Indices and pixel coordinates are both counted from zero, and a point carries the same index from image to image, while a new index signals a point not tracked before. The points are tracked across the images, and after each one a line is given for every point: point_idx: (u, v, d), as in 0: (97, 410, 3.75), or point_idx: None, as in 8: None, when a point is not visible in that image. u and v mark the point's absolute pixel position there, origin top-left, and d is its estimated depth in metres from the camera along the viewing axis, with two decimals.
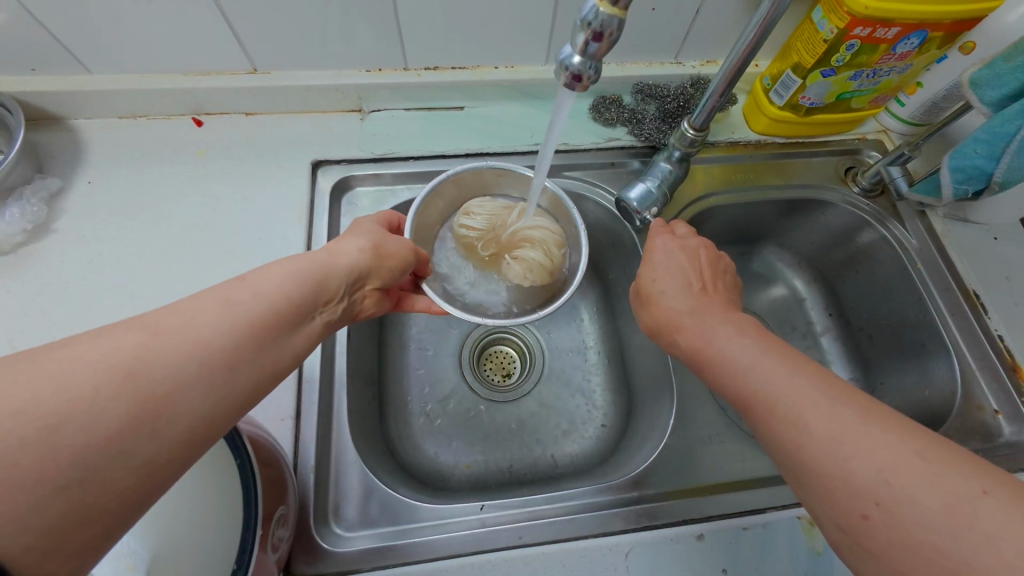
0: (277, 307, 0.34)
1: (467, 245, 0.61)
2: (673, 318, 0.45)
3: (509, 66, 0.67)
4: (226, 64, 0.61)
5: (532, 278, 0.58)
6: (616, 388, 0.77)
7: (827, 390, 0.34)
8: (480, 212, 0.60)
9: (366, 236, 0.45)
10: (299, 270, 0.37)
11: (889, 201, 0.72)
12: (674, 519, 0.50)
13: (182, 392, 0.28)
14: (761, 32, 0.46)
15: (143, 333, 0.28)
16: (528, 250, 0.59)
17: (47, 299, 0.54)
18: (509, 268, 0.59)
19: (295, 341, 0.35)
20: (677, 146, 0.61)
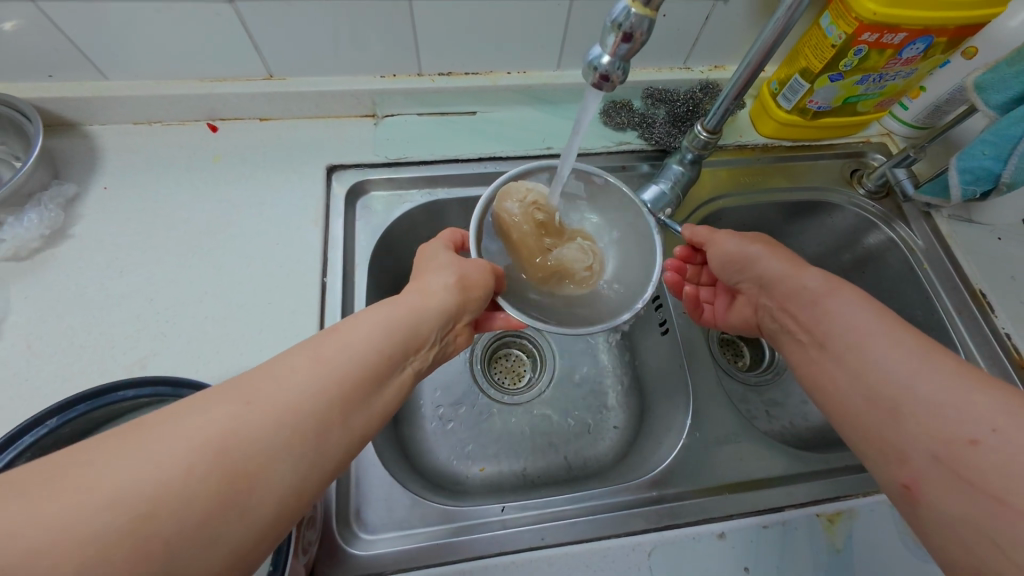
0: (377, 355, 0.35)
1: (510, 228, 0.57)
2: (804, 293, 0.47)
3: (522, 72, 0.67)
4: (242, 71, 0.62)
5: (593, 274, 0.60)
6: (628, 391, 0.77)
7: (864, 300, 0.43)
8: (533, 200, 0.57)
9: (450, 270, 0.46)
10: (390, 319, 0.38)
11: (894, 202, 0.74)
12: (695, 517, 0.51)
13: (277, 462, 0.28)
14: (777, 37, 0.47)
15: (237, 403, 0.29)
16: (565, 247, 0.60)
17: (65, 305, 0.54)
18: (568, 254, 0.59)
19: (383, 397, 0.35)
20: (690, 148, 0.60)
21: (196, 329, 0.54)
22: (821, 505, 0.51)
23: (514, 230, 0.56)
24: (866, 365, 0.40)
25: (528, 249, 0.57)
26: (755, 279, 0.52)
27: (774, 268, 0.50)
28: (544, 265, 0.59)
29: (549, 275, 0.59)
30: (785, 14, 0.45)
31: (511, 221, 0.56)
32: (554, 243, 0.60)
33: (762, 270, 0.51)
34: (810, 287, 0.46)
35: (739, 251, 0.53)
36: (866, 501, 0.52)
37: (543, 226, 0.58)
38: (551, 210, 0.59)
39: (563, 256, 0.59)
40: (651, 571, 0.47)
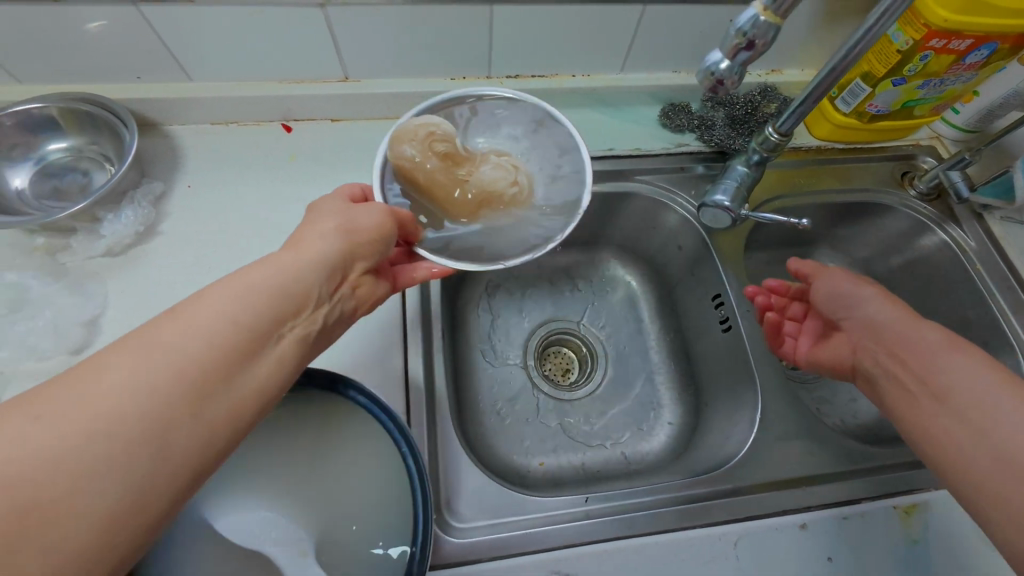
0: (240, 330, 0.32)
1: (418, 174, 0.52)
2: (915, 343, 0.47)
3: (587, 75, 0.71)
4: (320, 73, 0.63)
5: (522, 187, 0.57)
6: (682, 388, 0.78)
7: (985, 363, 0.43)
8: (420, 137, 0.53)
9: (334, 217, 0.42)
10: (259, 283, 0.34)
11: (945, 204, 0.75)
12: (776, 510, 0.52)
13: (97, 477, 0.25)
14: (864, 46, 0.48)
15: (29, 415, 0.25)
16: (476, 169, 0.56)
17: (158, 300, 0.55)
18: (490, 175, 0.56)
19: (258, 372, 0.32)
20: (758, 150, 0.62)
21: None
22: (897, 497, 0.53)
23: (418, 173, 0.52)
24: (993, 429, 0.40)
25: (440, 188, 0.53)
26: (856, 321, 0.52)
27: (886, 312, 0.50)
28: (464, 197, 0.55)
29: (484, 210, 0.56)
30: (874, 21, 0.46)
31: (414, 167, 0.52)
32: (468, 172, 0.56)
33: (868, 313, 0.51)
34: (929, 332, 0.47)
35: (847, 298, 0.53)
36: (940, 494, 0.53)
37: (448, 156, 0.54)
38: (450, 139, 0.55)
39: (482, 182, 0.55)
40: (738, 559, 0.49)
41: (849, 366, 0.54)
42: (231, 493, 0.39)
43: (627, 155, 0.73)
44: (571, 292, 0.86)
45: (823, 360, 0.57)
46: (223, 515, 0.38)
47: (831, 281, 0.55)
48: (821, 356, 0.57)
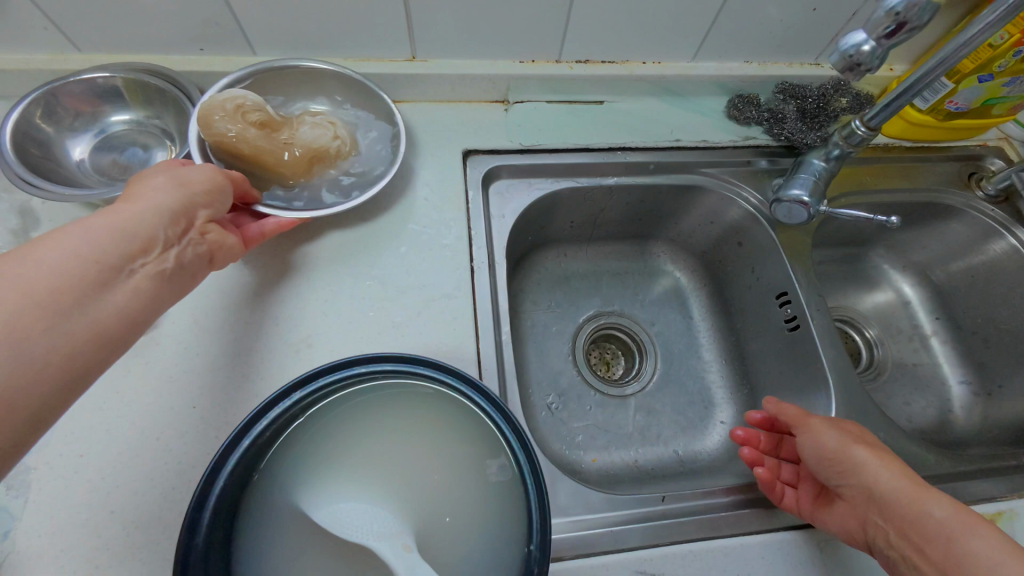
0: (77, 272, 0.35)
1: (241, 146, 0.51)
2: (928, 521, 0.39)
3: (657, 62, 0.69)
4: (388, 51, 0.61)
5: (345, 140, 0.57)
6: (737, 386, 0.76)
7: (998, 537, 0.37)
8: (231, 108, 0.51)
9: (165, 173, 0.43)
10: (96, 228, 0.37)
11: (1014, 207, 0.74)
12: None
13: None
14: (985, 34, 0.46)
15: None
16: (303, 131, 0.55)
17: (223, 282, 0.53)
18: (310, 134, 0.55)
19: (104, 301, 0.35)
20: (839, 144, 0.61)
21: (351, 309, 0.53)
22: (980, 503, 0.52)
23: (240, 144, 0.50)
24: None
25: (273, 154, 0.52)
26: (850, 483, 0.44)
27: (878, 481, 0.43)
28: (295, 159, 0.54)
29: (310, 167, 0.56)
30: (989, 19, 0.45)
31: (229, 139, 0.50)
32: (290, 134, 0.54)
33: (858, 474, 0.44)
34: (920, 498, 0.41)
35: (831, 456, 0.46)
36: None
37: (264, 125, 0.52)
38: (262, 108, 0.53)
39: (306, 139, 0.55)
40: (826, 563, 0.48)
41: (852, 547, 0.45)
42: (332, 484, 0.37)
43: (692, 146, 0.70)
44: (621, 287, 0.84)
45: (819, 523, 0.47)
46: (321, 508, 0.36)
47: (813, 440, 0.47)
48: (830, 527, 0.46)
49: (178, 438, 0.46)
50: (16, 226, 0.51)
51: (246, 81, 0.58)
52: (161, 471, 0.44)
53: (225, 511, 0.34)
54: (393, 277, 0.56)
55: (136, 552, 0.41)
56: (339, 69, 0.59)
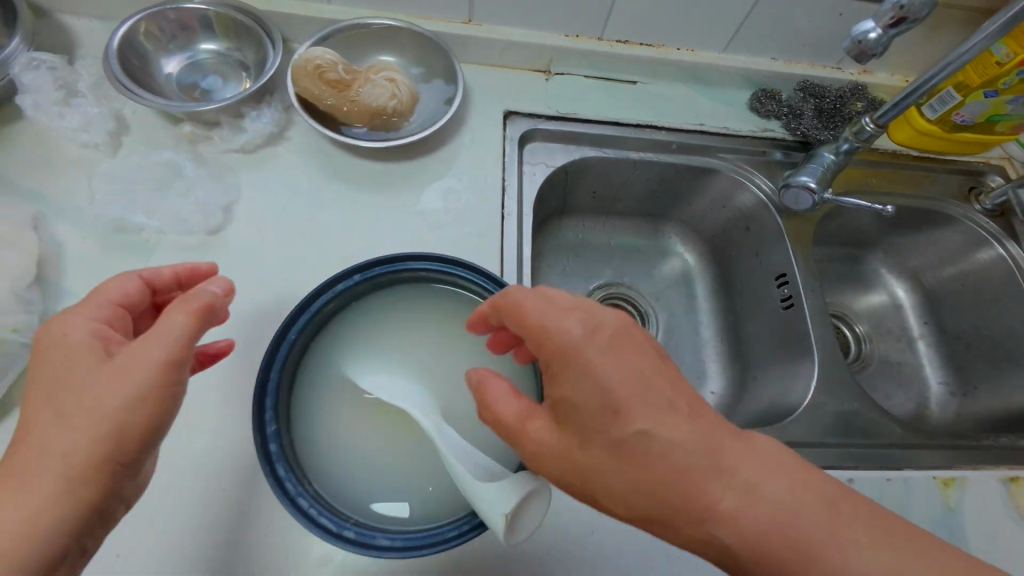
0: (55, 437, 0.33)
1: (315, 104, 0.60)
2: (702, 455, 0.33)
3: (691, 49, 0.74)
4: (447, 12, 0.67)
5: (402, 100, 0.61)
6: (728, 362, 0.81)
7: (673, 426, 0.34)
8: (309, 69, 0.58)
9: (166, 312, 0.35)
10: (125, 395, 0.34)
11: (1007, 221, 0.79)
12: (825, 463, 0.57)
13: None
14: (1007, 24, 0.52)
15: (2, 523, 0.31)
16: (366, 87, 0.60)
17: (283, 199, 0.59)
18: (371, 94, 0.60)
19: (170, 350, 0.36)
20: (849, 138, 0.66)
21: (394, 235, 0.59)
22: (937, 470, 0.58)
23: (315, 103, 0.59)
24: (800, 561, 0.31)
25: (339, 110, 0.60)
26: (673, 453, 0.33)
27: (705, 452, 0.33)
28: (358, 113, 0.61)
29: (370, 119, 0.62)
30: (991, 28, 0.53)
31: (309, 97, 0.59)
32: (356, 89, 0.60)
33: (669, 436, 0.34)
34: (754, 464, 0.33)
35: (577, 394, 0.35)
36: (975, 473, 0.58)
37: (338, 83, 0.59)
38: (337, 66, 0.59)
39: (366, 97, 0.60)
40: None
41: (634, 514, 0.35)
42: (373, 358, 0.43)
43: (714, 132, 0.76)
44: (631, 261, 0.89)
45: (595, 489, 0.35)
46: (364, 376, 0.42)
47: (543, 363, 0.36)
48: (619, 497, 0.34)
49: (240, 325, 0.53)
50: (112, 128, 0.57)
51: (327, 33, 0.64)
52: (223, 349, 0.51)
53: (288, 366, 0.40)
54: (432, 215, 0.62)
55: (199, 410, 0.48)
56: (409, 26, 0.65)
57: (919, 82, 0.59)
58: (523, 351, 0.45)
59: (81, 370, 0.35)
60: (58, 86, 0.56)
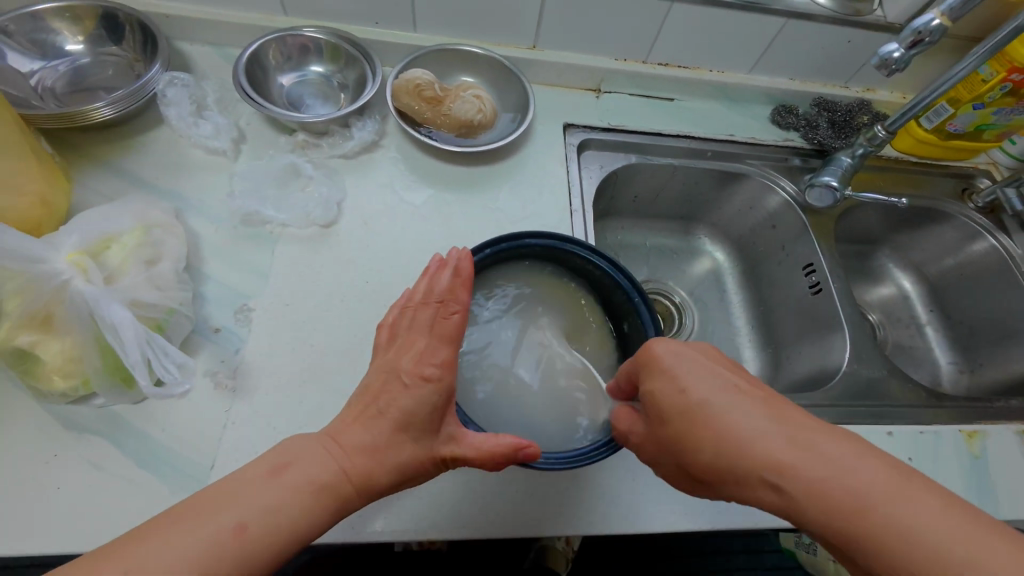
0: (397, 400, 0.37)
1: (412, 116, 0.70)
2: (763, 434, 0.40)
3: (721, 71, 0.85)
4: (516, 39, 0.78)
5: (486, 114, 0.70)
6: (762, 346, 0.89)
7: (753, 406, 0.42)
8: (410, 87, 0.68)
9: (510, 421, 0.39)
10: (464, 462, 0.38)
11: (998, 217, 0.90)
12: (864, 421, 0.65)
13: (344, 436, 0.36)
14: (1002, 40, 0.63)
15: (301, 504, 0.32)
16: (457, 103, 0.69)
17: (383, 197, 0.67)
18: (461, 108, 0.69)
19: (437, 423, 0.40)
20: (864, 143, 0.77)
21: (481, 229, 0.68)
22: (961, 425, 0.66)
23: (414, 116, 0.69)
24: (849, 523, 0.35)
25: (433, 122, 0.69)
26: (796, 436, 0.39)
27: (833, 443, 0.38)
28: (448, 124, 0.70)
29: (457, 130, 0.71)
30: (974, 58, 0.64)
31: (408, 111, 0.69)
32: (449, 104, 0.69)
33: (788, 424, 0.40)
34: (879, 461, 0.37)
35: (708, 388, 0.43)
36: (994, 427, 0.66)
37: (434, 99, 0.69)
38: (433, 84, 0.69)
39: (458, 111, 0.69)
40: None
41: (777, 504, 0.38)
42: None
43: (743, 141, 0.86)
44: (668, 260, 0.98)
45: (744, 476, 0.40)
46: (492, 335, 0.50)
47: (681, 361, 0.45)
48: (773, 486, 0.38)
49: (356, 304, 0.60)
50: (235, 136, 0.66)
51: (415, 56, 0.74)
52: (345, 324, 0.58)
53: None
54: (510, 212, 0.70)
55: (330, 375, 0.54)
56: (487, 53, 0.76)
57: (928, 90, 0.69)
58: (623, 313, 0.53)
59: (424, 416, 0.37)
60: (192, 101, 0.65)
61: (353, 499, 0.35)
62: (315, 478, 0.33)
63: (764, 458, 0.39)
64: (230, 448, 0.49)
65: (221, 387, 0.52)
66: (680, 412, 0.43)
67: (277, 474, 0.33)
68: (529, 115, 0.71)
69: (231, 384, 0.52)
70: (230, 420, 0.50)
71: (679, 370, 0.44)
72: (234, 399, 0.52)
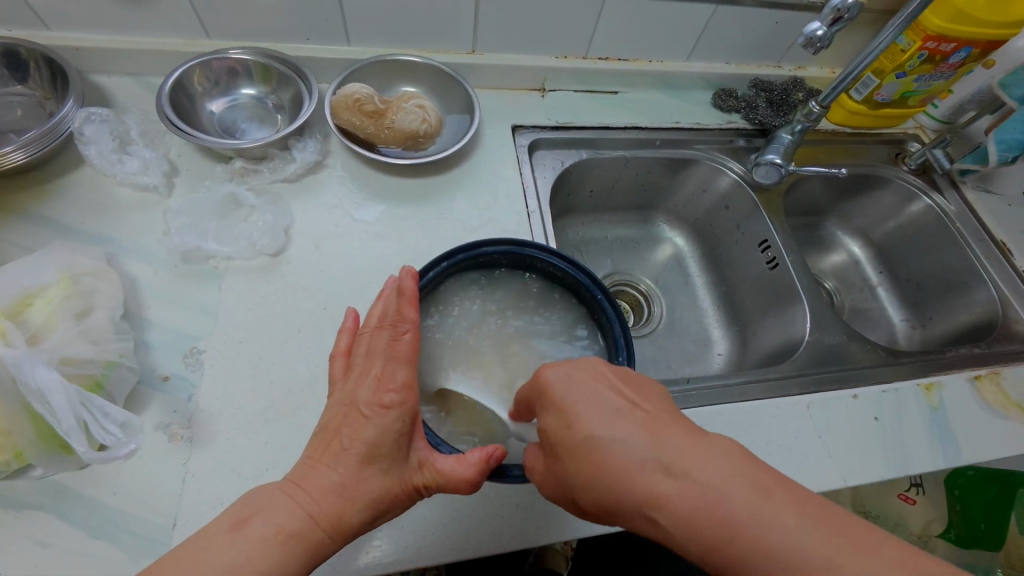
0: (360, 433, 0.36)
1: (356, 133, 0.67)
2: (684, 461, 0.37)
3: (660, 61, 0.87)
4: (454, 45, 0.77)
5: (432, 124, 0.69)
6: (728, 325, 0.91)
7: (667, 433, 0.39)
8: (349, 102, 0.66)
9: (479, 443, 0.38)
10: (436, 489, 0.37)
11: (930, 177, 0.95)
12: (831, 388, 0.67)
13: (308, 478, 0.34)
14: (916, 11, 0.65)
15: (268, 554, 0.30)
16: (401, 114, 0.67)
17: (332, 218, 0.65)
18: (406, 120, 0.67)
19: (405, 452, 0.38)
20: (802, 120, 0.80)
21: (438, 241, 0.66)
22: (918, 380, 0.69)
23: (359, 133, 0.67)
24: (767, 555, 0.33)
25: (378, 137, 0.68)
26: (695, 458, 0.37)
27: (716, 467, 0.36)
28: (395, 138, 0.68)
29: (404, 142, 0.69)
30: (891, 29, 0.67)
31: (353, 128, 0.67)
32: (392, 117, 0.67)
33: (684, 444, 0.38)
34: (773, 478, 0.36)
35: (604, 414, 0.40)
36: (948, 377, 0.69)
37: (376, 113, 0.67)
38: (373, 98, 0.67)
39: (403, 123, 0.67)
40: (812, 417, 0.63)
41: (680, 535, 0.36)
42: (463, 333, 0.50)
43: (689, 127, 0.88)
44: (629, 251, 0.99)
45: (645, 499, 0.37)
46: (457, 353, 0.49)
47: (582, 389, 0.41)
48: (673, 516, 0.36)
49: (313, 333, 0.57)
50: (166, 170, 0.62)
51: (353, 69, 0.72)
52: (303, 355, 0.55)
53: None
54: (466, 220, 0.69)
55: (293, 411, 0.52)
56: (427, 61, 0.74)
57: (857, 61, 0.71)
58: (588, 311, 0.52)
59: (390, 445, 0.36)
60: (114, 137, 0.61)
61: (327, 542, 0.33)
62: (282, 526, 0.31)
63: (663, 485, 0.37)
64: (190, 503, 0.46)
65: (176, 438, 0.49)
66: (573, 443, 0.40)
67: (240, 528, 0.31)
68: (476, 120, 0.70)
69: (186, 434, 0.49)
70: (189, 472, 0.47)
71: (577, 395, 0.41)
72: (191, 450, 0.48)
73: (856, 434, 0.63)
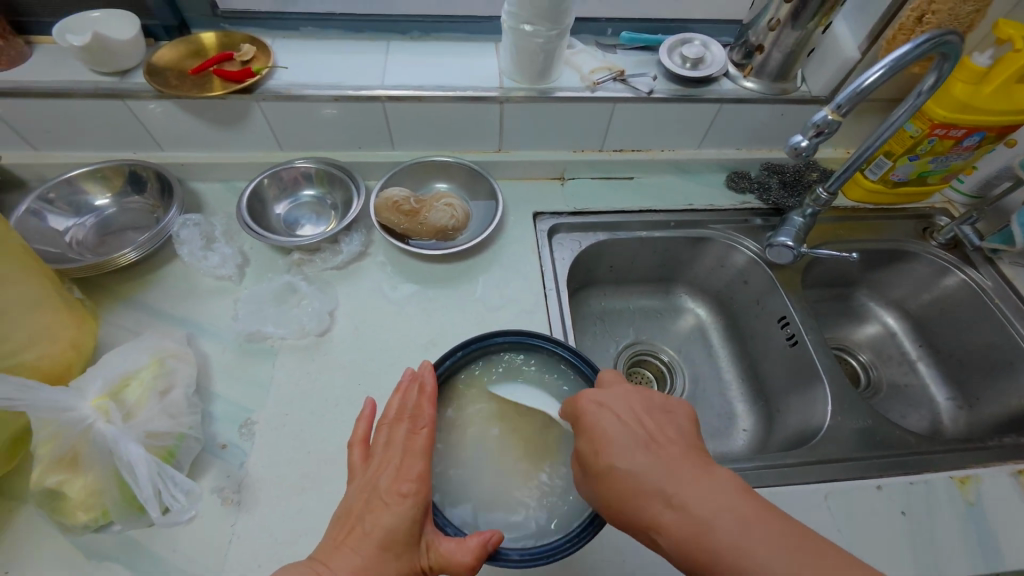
0: (379, 518, 0.41)
1: (393, 228, 0.78)
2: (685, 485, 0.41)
3: (672, 150, 0.94)
4: (484, 145, 0.88)
5: (459, 218, 0.79)
6: (753, 400, 0.91)
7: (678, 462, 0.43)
8: (388, 203, 0.77)
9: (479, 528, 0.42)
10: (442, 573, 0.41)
11: (963, 252, 0.93)
12: (854, 476, 0.66)
13: (333, 560, 0.39)
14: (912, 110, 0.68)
15: None
16: (432, 211, 0.78)
17: (372, 301, 0.74)
18: (437, 217, 0.78)
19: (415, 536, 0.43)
20: (812, 203, 0.83)
21: (463, 321, 0.74)
22: (952, 471, 0.66)
23: (396, 228, 0.78)
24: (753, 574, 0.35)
25: (412, 231, 0.78)
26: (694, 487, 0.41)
27: (715, 494, 0.40)
28: (426, 231, 0.78)
29: (434, 234, 0.79)
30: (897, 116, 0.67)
31: (390, 225, 0.78)
32: (425, 213, 0.78)
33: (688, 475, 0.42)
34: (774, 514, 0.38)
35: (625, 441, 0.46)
36: (986, 470, 0.66)
37: (411, 211, 0.78)
38: (410, 198, 0.78)
39: (434, 219, 0.78)
40: (830, 508, 0.62)
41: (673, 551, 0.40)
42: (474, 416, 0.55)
43: (703, 208, 0.93)
44: (651, 321, 1.02)
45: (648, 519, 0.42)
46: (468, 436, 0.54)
47: (596, 423, 0.47)
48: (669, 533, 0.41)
49: (349, 407, 0.64)
50: (239, 262, 0.74)
51: (395, 171, 0.83)
52: (338, 428, 0.62)
53: None
54: (489, 301, 0.76)
55: (325, 480, 0.58)
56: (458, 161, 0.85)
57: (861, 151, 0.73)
58: None
59: (405, 530, 0.41)
60: (202, 236, 0.75)
61: None
62: None
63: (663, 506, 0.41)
64: (234, 563, 0.52)
65: (227, 501, 0.56)
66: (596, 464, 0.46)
67: None
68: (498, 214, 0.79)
69: (236, 498, 0.56)
70: (234, 534, 0.54)
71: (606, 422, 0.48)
72: (239, 513, 0.55)
73: (879, 529, 0.61)
